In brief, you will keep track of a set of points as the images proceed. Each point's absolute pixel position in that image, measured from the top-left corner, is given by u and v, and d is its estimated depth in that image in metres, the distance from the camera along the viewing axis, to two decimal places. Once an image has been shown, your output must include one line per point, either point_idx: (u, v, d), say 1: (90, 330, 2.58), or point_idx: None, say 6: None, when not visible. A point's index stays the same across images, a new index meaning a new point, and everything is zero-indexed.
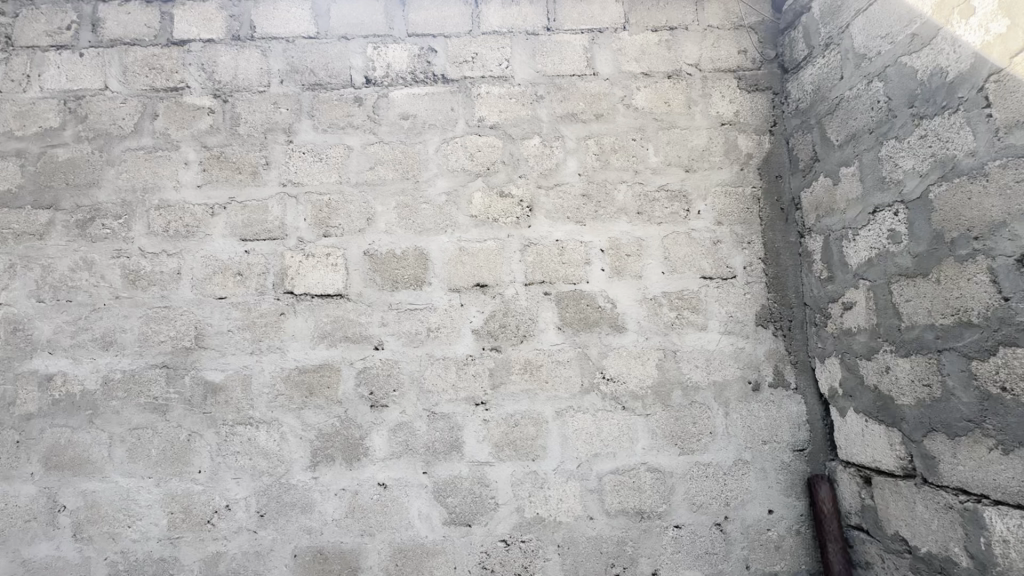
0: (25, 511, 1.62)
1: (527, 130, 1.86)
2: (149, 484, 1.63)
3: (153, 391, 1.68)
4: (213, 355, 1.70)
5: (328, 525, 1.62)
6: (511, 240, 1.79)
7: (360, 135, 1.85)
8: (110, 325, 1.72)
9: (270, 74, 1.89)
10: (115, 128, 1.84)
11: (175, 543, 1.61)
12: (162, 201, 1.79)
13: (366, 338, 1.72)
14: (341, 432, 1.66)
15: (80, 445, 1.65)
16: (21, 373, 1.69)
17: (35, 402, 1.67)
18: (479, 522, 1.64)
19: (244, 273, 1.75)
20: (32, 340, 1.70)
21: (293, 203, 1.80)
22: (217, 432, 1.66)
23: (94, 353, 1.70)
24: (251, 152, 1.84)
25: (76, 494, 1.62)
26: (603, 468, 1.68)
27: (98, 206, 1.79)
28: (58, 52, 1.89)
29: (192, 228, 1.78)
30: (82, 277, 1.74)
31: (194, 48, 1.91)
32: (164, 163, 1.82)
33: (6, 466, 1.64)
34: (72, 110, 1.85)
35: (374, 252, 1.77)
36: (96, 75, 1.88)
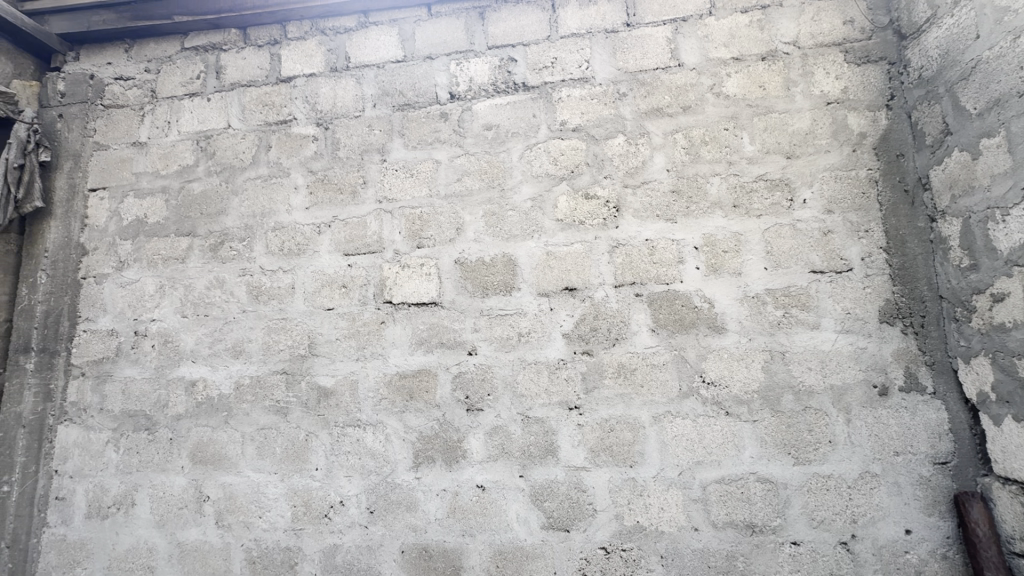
0: (178, 499, 1.85)
1: (611, 129, 1.83)
2: (276, 479, 1.80)
3: (276, 395, 1.86)
4: (324, 361, 1.85)
5: (432, 524, 1.69)
6: (598, 242, 1.76)
7: (447, 149, 1.93)
8: (239, 336, 1.93)
9: (364, 100, 2.03)
10: (238, 161, 2.08)
11: (298, 534, 1.76)
12: (277, 223, 1.99)
13: (460, 344, 1.78)
14: (440, 435, 1.73)
15: (219, 443, 1.86)
16: (171, 379, 1.94)
17: (183, 404, 1.92)
18: (577, 528, 1.62)
19: (348, 285, 1.89)
20: (179, 350, 1.96)
21: (389, 218, 1.91)
22: (330, 433, 1.80)
23: (227, 361, 1.92)
24: (350, 173, 1.98)
25: (217, 486, 1.84)
26: (706, 476, 1.60)
27: (226, 231, 2.02)
28: (191, 99, 2.18)
29: (303, 246, 1.95)
30: (216, 294, 1.98)
31: (298, 83, 2.10)
32: (278, 189, 2.02)
33: (162, 459, 1.89)
34: (203, 148, 2.12)
35: (465, 260, 1.83)
36: (221, 116, 2.13)
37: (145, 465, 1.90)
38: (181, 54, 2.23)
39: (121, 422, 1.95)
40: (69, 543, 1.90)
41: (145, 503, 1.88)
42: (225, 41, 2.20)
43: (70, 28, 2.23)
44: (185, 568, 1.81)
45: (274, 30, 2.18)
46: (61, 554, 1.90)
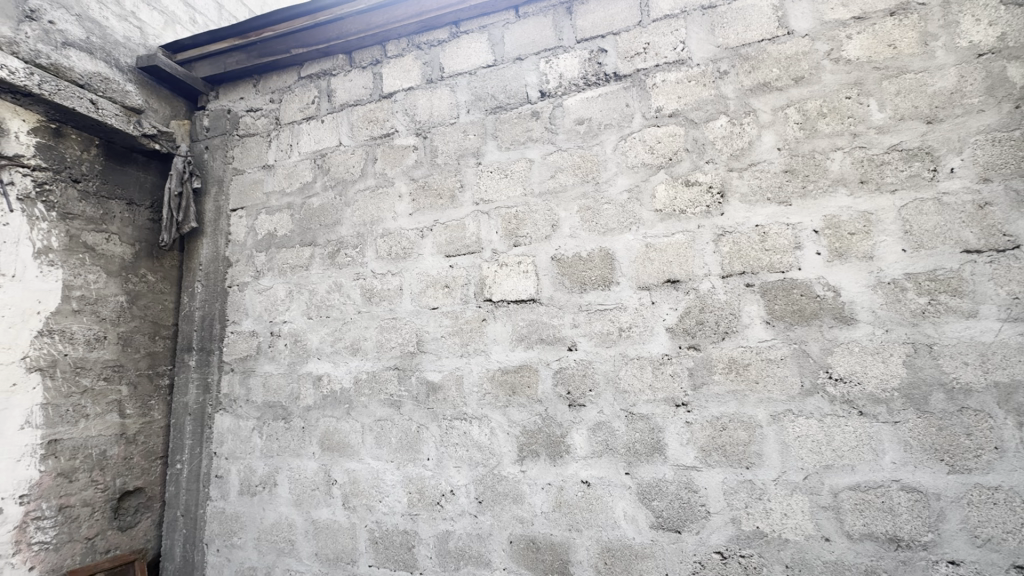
0: (311, 481, 2.07)
1: (711, 111, 1.73)
2: (392, 467, 1.94)
3: (389, 389, 2.01)
4: (432, 358, 1.96)
5: (538, 517, 1.72)
6: (702, 231, 1.67)
7: (539, 147, 1.94)
8: (356, 335, 2.11)
9: (459, 107, 2.11)
10: (349, 175, 2.27)
11: (414, 518, 1.88)
12: (385, 229, 2.14)
13: (560, 339, 1.79)
14: (543, 430, 1.76)
15: (343, 432, 2.05)
16: (301, 373, 2.18)
17: (311, 396, 2.14)
18: (689, 530, 1.56)
19: (451, 285, 1.98)
20: (307, 349, 2.19)
21: (486, 219, 1.98)
22: (439, 425, 1.90)
23: (347, 358, 2.10)
24: (448, 178, 2.07)
25: (343, 471, 2.02)
26: (838, 482, 1.45)
27: (342, 240, 2.22)
28: (308, 122, 2.42)
29: (408, 249, 2.08)
30: (335, 297, 2.18)
31: (399, 98, 2.25)
32: (385, 198, 2.17)
33: (297, 446, 2.12)
34: (320, 166, 2.34)
35: (562, 256, 1.83)
36: (333, 135, 2.34)
37: (283, 449, 2.15)
38: (299, 83, 2.48)
39: (263, 412, 2.22)
40: (227, 515, 2.21)
41: (285, 483, 2.12)
42: (334, 67, 2.42)
43: (210, 71, 2.59)
44: (319, 544, 2.02)
45: (375, 51, 2.35)
46: (221, 524, 2.21)
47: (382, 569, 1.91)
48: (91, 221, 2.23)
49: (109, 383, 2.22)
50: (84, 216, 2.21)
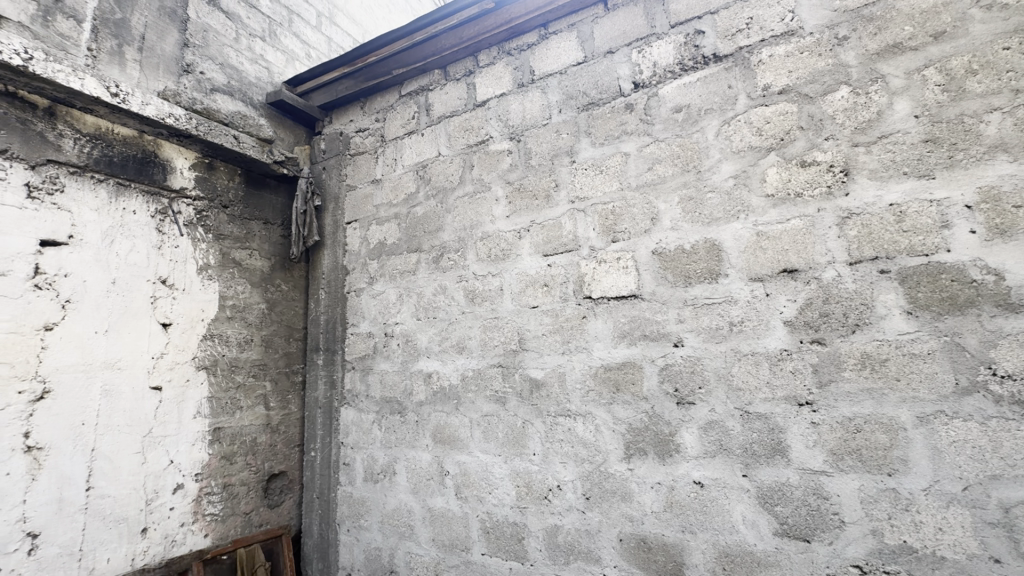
0: (426, 471, 2.22)
1: (830, 82, 1.59)
2: (500, 461, 2.02)
3: (495, 386, 2.09)
4: (534, 355, 2.00)
5: (649, 516, 1.69)
6: (823, 214, 1.54)
7: (635, 140, 1.91)
8: (462, 335, 2.22)
9: (550, 107, 2.14)
10: (449, 183, 2.39)
11: (523, 511, 1.94)
12: (484, 233, 2.23)
13: (665, 335, 1.74)
14: (650, 428, 1.72)
15: (453, 426, 2.17)
16: (413, 371, 2.34)
17: (423, 392, 2.29)
18: (820, 540, 1.44)
19: (550, 284, 2.01)
20: (417, 348, 2.35)
21: (582, 217, 1.98)
22: (544, 421, 1.94)
23: (454, 356, 2.22)
24: (543, 178, 2.11)
25: (454, 462, 2.14)
26: (1010, 496, 1.26)
27: (445, 245, 2.35)
28: (410, 136, 2.59)
29: (507, 251, 2.15)
30: (440, 299, 2.31)
31: (492, 105, 2.33)
32: (483, 202, 2.26)
33: (413, 438, 2.29)
34: (422, 176, 2.49)
35: (663, 250, 1.78)
36: (433, 146, 2.49)
37: (401, 441, 2.32)
38: (400, 101, 2.67)
39: (381, 406, 2.42)
40: (354, 499, 2.44)
41: (404, 473, 2.29)
42: (431, 82, 2.57)
43: (325, 100, 2.87)
44: (435, 530, 2.16)
45: (468, 62, 2.45)
46: (350, 507, 2.45)
47: (494, 558, 1.99)
48: (237, 240, 2.59)
49: (256, 380, 2.56)
50: (232, 236, 2.57)
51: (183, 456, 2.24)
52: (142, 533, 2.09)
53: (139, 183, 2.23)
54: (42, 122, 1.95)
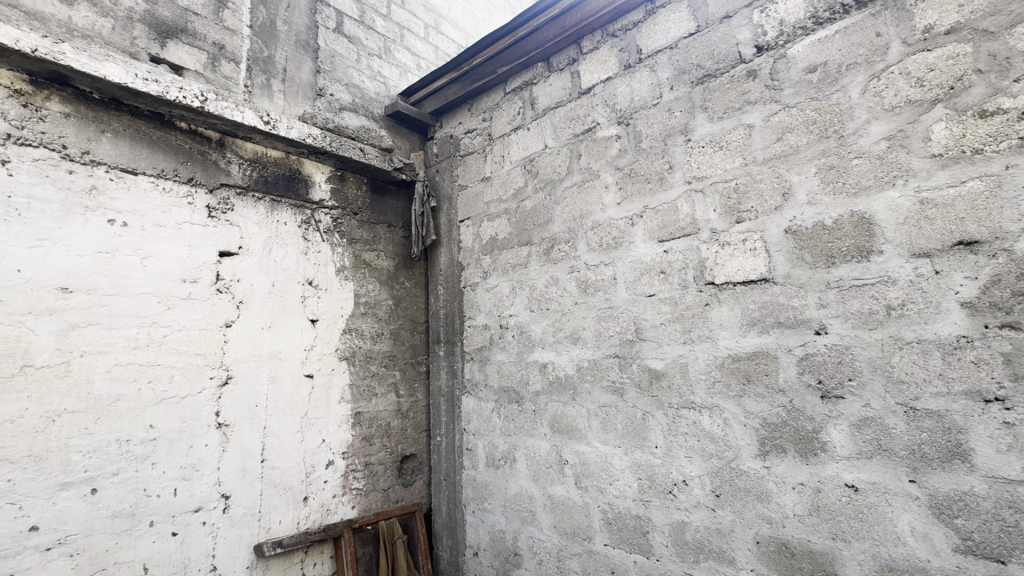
0: (546, 460, 2.26)
1: (1018, 11, 1.31)
2: (620, 452, 1.99)
3: (612, 376, 2.06)
4: (652, 345, 1.94)
5: (791, 520, 1.55)
6: (1013, 173, 1.28)
7: (760, 110, 1.74)
8: (576, 325, 2.22)
9: (660, 85, 2.04)
10: (557, 174, 2.40)
11: (646, 504, 1.90)
12: (595, 221, 2.20)
13: (804, 322, 1.58)
14: (790, 423, 1.58)
15: (571, 416, 2.18)
16: (529, 361, 2.39)
17: (539, 382, 2.33)
18: (1018, 561, 1.23)
19: (667, 270, 1.93)
20: (532, 339, 2.39)
21: (701, 198, 1.86)
22: (666, 413, 1.87)
23: (569, 347, 2.23)
24: (655, 161, 2.02)
25: (573, 452, 2.16)
26: None
27: (555, 236, 2.36)
28: (516, 132, 2.63)
29: (620, 239, 2.10)
30: (552, 291, 2.33)
31: (597, 91, 2.28)
32: (592, 191, 2.23)
33: (531, 427, 2.34)
34: (530, 170, 2.53)
35: (799, 228, 1.62)
36: (539, 140, 2.51)
37: (519, 429, 2.39)
38: (506, 98, 2.72)
39: (499, 395, 2.51)
40: (478, 483, 2.57)
41: (523, 460, 2.36)
42: (535, 76, 2.59)
43: (435, 106, 3.03)
44: (556, 517, 2.19)
45: (571, 51, 2.43)
46: (474, 490, 2.59)
47: (617, 549, 1.98)
48: (366, 243, 2.86)
49: (387, 369, 2.81)
50: (362, 240, 2.84)
51: (332, 436, 2.54)
52: (304, 501, 2.41)
53: (288, 197, 2.55)
54: (215, 151, 2.32)
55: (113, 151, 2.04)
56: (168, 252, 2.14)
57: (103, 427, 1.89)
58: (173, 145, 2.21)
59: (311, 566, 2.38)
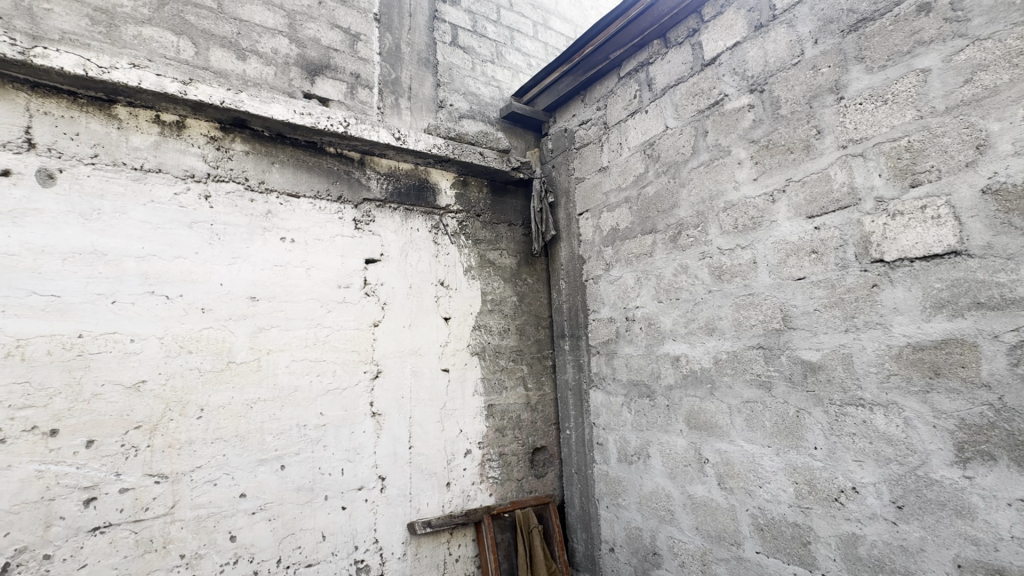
0: (683, 458, 2.15)
1: None
2: (770, 452, 1.82)
3: (756, 369, 1.88)
4: (805, 334, 1.74)
5: (1006, 542, 1.31)
6: None
7: (938, 49, 1.49)
8: (710, 315, 2.07)
9: (801, 41, 1.83)
10: (680, 156, 2.26)
11: (807, 512, 1.71)
12: (728, 202, 2.03)
13: (1017, 301, 1.31)
14: (999, 425, 1.33)
15: (709, 412, 2.05)
16: (659, 354, 2.29)
17: (672, 376, 2.22)
18: None
19: (819, 250, 1.72)
20: (661, 331, 2.29)
21: (861, 163, 1.63)
22: (826, 411, 1.67)
23: (704, 338, 2.09)
24: (799, 127, 1.81)
25: (714, 450, 2.02)
26: None
27: (682, 222, 2.23)
28: (633, 117, 2.53)
29: (758, 219, 1.91)
30: (682, 279, 2.20)
31: (723, 59, 2.10)
32: (722, 169, 2.06)
33: (665, 422, 2.25)
34: (650, 155, 2.41)
35: (1001, 186, 1.35)
36: (659, 121, 2.38)
37: (652, 425, 2.31)
38: (620, 83, 2.64)
39: (629, 389, 2.44)
40: (611, 478, 2.53)
41: (658, 456, 2.27)
42: (651, 55, 2.46)
43: (548, 102, 3.05)
44: (698, 519, 2.07)
45: (691, 21, 2.27)
46: (607, 485, 2.56)
47: (772, 558, 1.81)
48: (490, 243, 2.97)
49: (515, 363, 2.90)
50: (486, 240, 2.96)
51: (468, 427, 2.70)
52: (447, 485, 2.59)
53: (419, 205, 2.76)
54: (358, 170, 2.60)
55: (280, 179, 2.39)
56: (326, 262, 2.45)
57: (286, 414, 2.23)
58: (324, 168, 2.51)
59: (456, 547, 2.56)
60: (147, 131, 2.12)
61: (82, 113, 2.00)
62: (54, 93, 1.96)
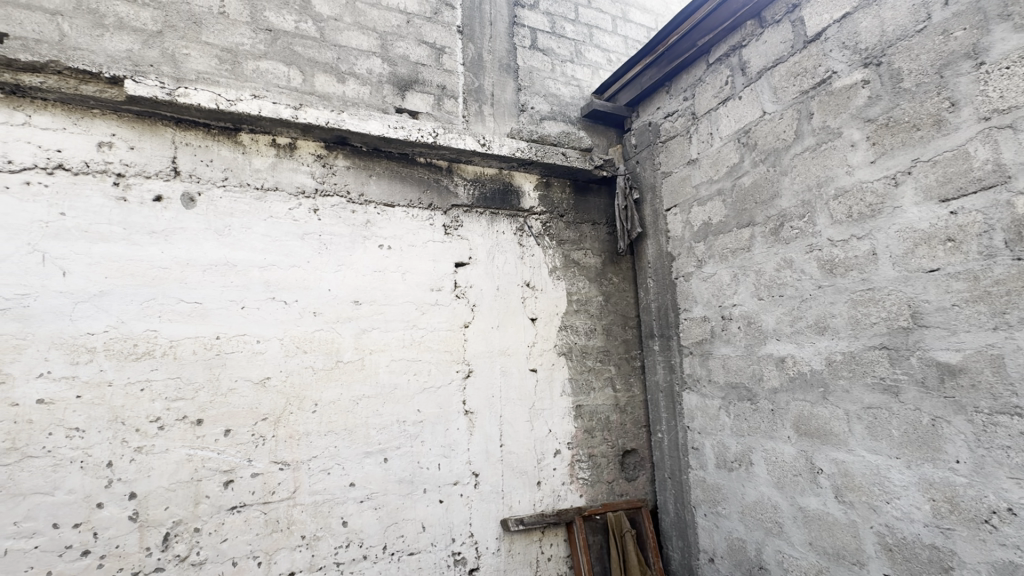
0: (792, 467, 2.00)
1: None
2: (899, 465, 1.66)
3: (879, 371, 1.72)
4: (941, 333, 1.56)
5: None
6: None
7: None
8: (821, 312, 1.91)
9: (927, 5, 1.65)
10: (781, 142, 2.11)
11: (947, 534, 1.54)
12: (839, 188, 1.87)
13: None
14: None
15: (822, 418, 1.89)
16: (761, 355, 2.15)
17: (777, 378, 2.08)
18: None
19: (957, 238, 1.54)
20: (763, 330, 2.14)
21: (1008, 136, 1.45)
22: (970, 420, 1.50)
23: (814, 338, 1.93)
24: (927, 101, 1.64)
25: (829, 460, 1.87)
26: None
27: (784, 213, 2.08)
28: (725, 104, 2.40)
29: (877, 206, 1.74)
30: (786, 274, 2.05)
31: (831, 34, 1.95)
32: (832, 154, 1.91)
33: (769, 428, 2.10)
34: (745, 143, 2.28)
35: None
36: (755, 106, 2.24)
37: (755, 430, 2.17)
38: (709, 71, 2.52)
39: (727, 392, 2.31)
40: (709, 485, 2.41)
41: (762, 464, 2.13)
42: (743, 37, 2.34)
43: (629, 97, 2.98)
44: (812, 533, 1.92)
45: None
46: (704, 492, 2.44)
47: None
48: (574, 243, 2.96)
49: (603, 364, 2.86)
50: (570, 240, 2.96)
51: (557, 427, 2.71)
52: (538, 484, 2.62)
53: (504, 209, 2.82)
54: (446, 177, 2.71)
55: (378, 190, 2.56)
56: (419, 266, 2.58)
57: (388, 410, 2.38)
58: (415, 177, 2.65)
59: (548, 546, 2.58)
60: (266, 153, 2.36)
61: (215, 142, 2.28)
62: (193, 126, 2.25)
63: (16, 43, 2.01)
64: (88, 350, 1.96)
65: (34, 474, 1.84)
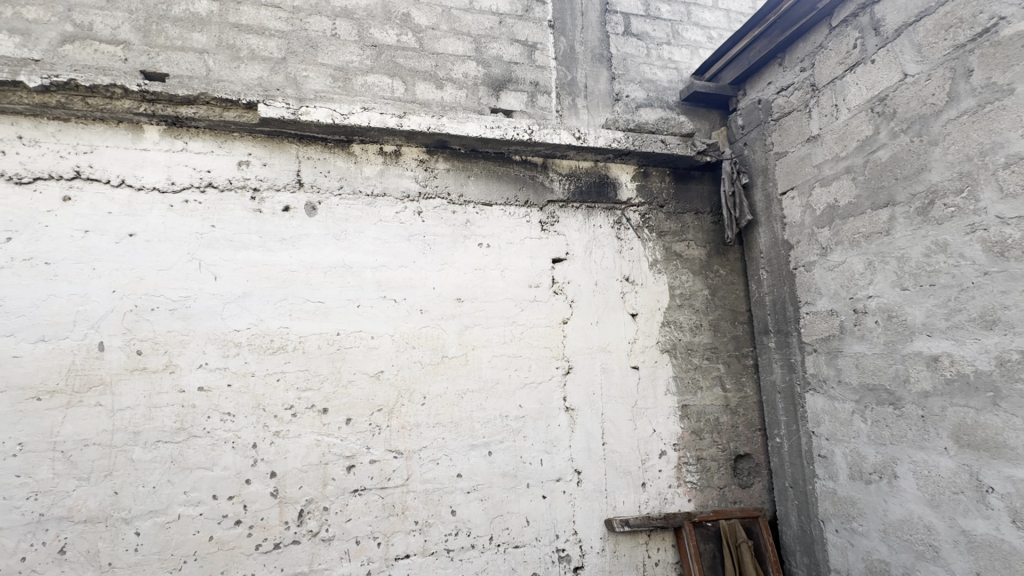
0: (951, 483, 1.75)
1: None
2: None
3: None
4: None
5: None
6: None
7: None
8: (988, 304, 1.65)
9: None
10: (928, 108, 1.84)
11: None
12: (1011, 155, 1.60)
13: None
14: None
15: (992, 429, 1.64)
16: (906, 354, 1.89)
17: (929, 380, 1.82)
18: None
19: None
20: (908, 325, 1.88)
21: None
22: None
23: (979, 334, 1.67)
24: None
25: (1002, 477, 1.61)
26: None
27: (935, 188, 1.81)
28: (853, 71, 2.14)
29: None
30: (939, 260, 1.78)
31: None
32: (1000, 116, 1.63)
33: (919, 437, 1.85)
34: (881, 112, 2.01)
35: None
36: (892, 70, 1.97)
37: (900, 439, 1.91)
38: (832, 35, 2.26)
39: (862, 395, 2.06)
40: (840, 498, 2.16)
41: (910, 477, 1.88)
42: None
43: (734, 75, 2.77)
44: (980, 563, 1.66)
45: None
46: (835, 505, 2.19)
47: None
48: (676, 234, 2.81)
49: (710, 362, 2.69)
50: (672, 231, 2.81)
51: (662, 427, 2.59)
52: (643, 486, 2.53)
53: (601, 202, 2.75)
54: (541, 173, 2.71)
55: (476, 190, 2.62)
56: (517, 263, 2.60)
57: (491, 404, 2.44)
58: (511, 175, 2.68)
59: (655, 550, 2.48)
60: (375, 161, 2.52)
61: (331, 154, 2.48)
62: (313, 141, 2.47)
63: (175, 81, 2.34)
64: (235, 344, 2.23)
65: (198, 450, 2.13)
